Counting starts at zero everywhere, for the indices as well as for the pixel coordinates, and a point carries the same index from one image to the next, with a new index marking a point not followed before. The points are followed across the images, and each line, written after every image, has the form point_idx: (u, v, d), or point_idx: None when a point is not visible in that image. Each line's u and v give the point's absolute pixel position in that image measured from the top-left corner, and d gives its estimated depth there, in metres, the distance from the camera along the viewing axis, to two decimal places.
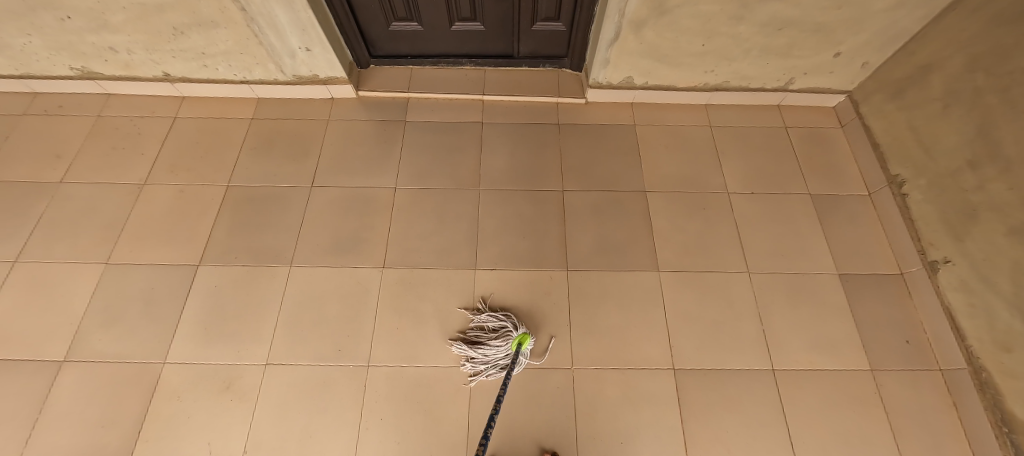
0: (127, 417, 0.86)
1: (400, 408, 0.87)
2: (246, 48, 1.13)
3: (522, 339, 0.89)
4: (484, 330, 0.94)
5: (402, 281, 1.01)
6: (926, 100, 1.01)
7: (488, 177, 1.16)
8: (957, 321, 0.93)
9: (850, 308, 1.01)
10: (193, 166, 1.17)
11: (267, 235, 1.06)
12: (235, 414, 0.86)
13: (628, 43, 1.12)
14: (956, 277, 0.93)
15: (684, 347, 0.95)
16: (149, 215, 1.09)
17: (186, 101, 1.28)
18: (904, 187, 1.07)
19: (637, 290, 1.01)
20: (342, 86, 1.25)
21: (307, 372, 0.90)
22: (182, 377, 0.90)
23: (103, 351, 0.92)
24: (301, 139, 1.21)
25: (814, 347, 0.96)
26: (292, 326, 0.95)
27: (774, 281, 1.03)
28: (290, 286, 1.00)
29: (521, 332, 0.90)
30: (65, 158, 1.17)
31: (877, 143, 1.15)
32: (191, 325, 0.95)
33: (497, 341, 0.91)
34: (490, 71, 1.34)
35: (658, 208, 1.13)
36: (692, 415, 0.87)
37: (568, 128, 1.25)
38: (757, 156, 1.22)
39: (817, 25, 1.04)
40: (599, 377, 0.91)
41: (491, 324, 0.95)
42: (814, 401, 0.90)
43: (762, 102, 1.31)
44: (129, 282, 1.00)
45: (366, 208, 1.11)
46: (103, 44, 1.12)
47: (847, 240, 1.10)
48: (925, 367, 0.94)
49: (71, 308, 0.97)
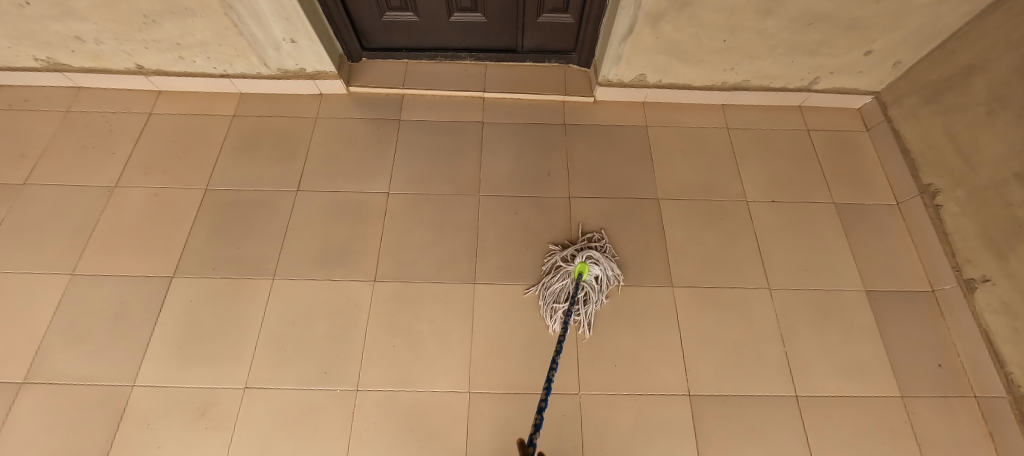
0: (92, 446, 0.78)
1: (393, 437, 0.79)
2: (225, 39, 1.03)
3: (583, 268, 0.90)
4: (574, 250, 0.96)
5: (396, 295, 0.93)
6: (966, 104, 0.93)
7: (490, 182, 1.08)
8: (995, 345, 0.85)
9: (879, 328, 0.93)
10: (170, 167, 1.08)
11: (250, 244, 0.98)
12: (211, 444, 0.78)
13: (643, 38, 1.03)
14: (996, 298, 0.85)
15: (702, 372, 0.87)
16: (121, 221, 1.01)
17: (163, 95, 1.18)
18: (938, 198, 0.99)
19: (651, 308, 0.93)
20: (331, 81, 1.16)
21: (290, 397, 0.82)
22: (154, 402, 0.82)
23: (66, 372, 0.84)
24: (288, 138, 1.12)
25: (842, 371, 0.88)
26: (274, 345, 0.87)
27: (797, 298, 0.96)
28: (273, 300, 0.92)
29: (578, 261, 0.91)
30: (30, 157, 1.07)
31: (907, 149, 1.07)
32: (165, 344, 0.87)
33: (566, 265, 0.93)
34: (491, 66, 1.25)
35: (673, 217, 1.05)
36: (710, 448, 0.80)
37: (576, 129, 1.17)
38: (779, 162, 1.14)
39: (851, 21, 0.95)
40: (610, 405, 0.83)
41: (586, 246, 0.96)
42: (844, 432, 0.82)
43: (783, 103, 1.23)
44: (97, 295, 0.92)
45: (357, 214, 1.02)
46: (69, 33, 1.03)
47: (875, 254, 1.02)
48: (959, 393, 0.86)
49: (33, 324, 0.88)
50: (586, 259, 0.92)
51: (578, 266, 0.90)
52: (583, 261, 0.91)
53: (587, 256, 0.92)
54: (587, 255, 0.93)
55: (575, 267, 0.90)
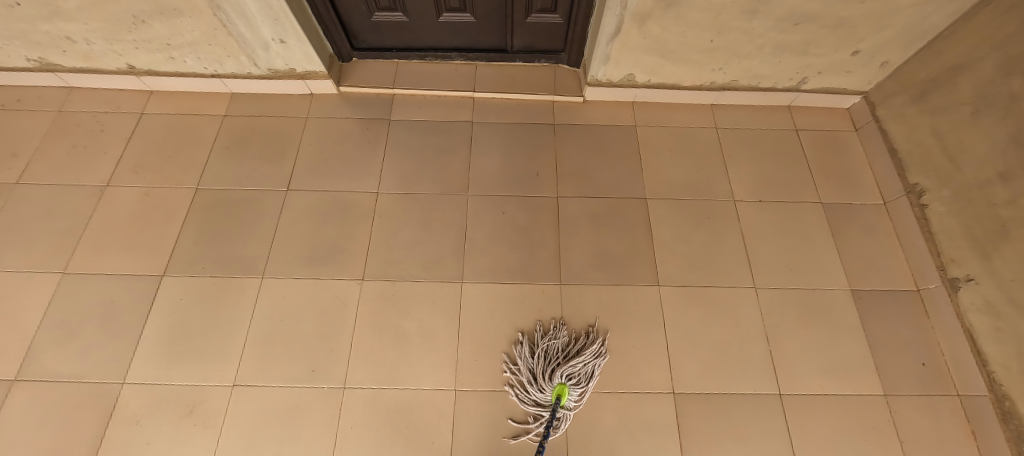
0: (81, 444, 0.79)
1: (378, 434, 0.80)
2: (215, 39, 1.04)
3: (562, 390, 0.82)
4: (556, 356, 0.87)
5: (384, 295, 0.94)
6: (952, 104, 0.93)
7: (478, 182, 1.08)
8: (978, 344, 0.86)
9: (863, 328, 0.94)
10: (160, 167, 1.08)
11: (239, 243, 0.99)
12: (199, 441, 0.79)
13: (630, 38, 1.03)
14: (979, 297, 0.86)
15: (686, 371, 0.88)
16: (112, 220, 1.01)
17: (154, 95, 1.19)
18: (924, 197, 1.00)
19: (638, 307, 0.94)
20: (321, 81, 1.16)
21: (277, 395, 0.83)
22: (142, 399, 0.83)
23: (56, 370, 0.85)
24: (278, 138, 1.13)
25: (825, 370, 0.89)
26: (262, 344, 0.88)
27: (783, 297, 0.96)
28: (261, 300, 0.93)
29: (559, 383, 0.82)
30: (22, 157, 1.08)
31: (895, 149, 1.08)
32: (154, 342, 0.88)
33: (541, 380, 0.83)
34: (481, 66, 1.25)
35: (660, 217, 1.05)
36: (693, 445, 0.81)
37: (565, 129, 1.17)
38: (767, 162, 1.15)
39: (838, 21, 0.96)
40: (595, 403, 0.84)
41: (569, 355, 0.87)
42: (826, 429, 0.83)
43: (772, 103, 1.23)
44: (87, 294, 0.92)
45: (346, 214, 1.03)
46: (59, 33, 1.03)
47: (861, 254, 1.02)
48: (942, 392, 0.87)
49: (24, 322, 0.89)
50: (565, 380, 0.83)
51: (557, 390, 0.82)
52: (563, 383, 0.83)
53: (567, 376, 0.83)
54: (567, 374, 0.84)
55: (554, 389, 0.82)
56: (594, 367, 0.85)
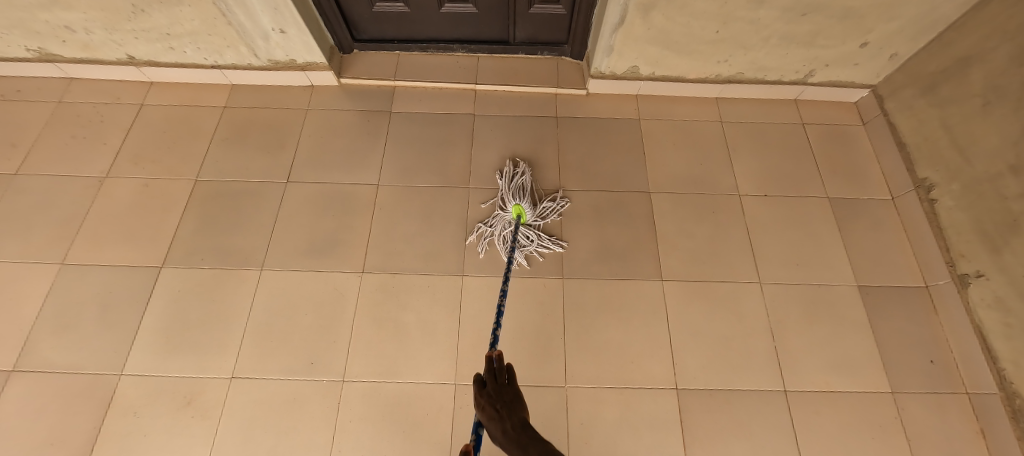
0: (78, 434, 0.78)
1: (377, 427, 0.79)
2: (214, 28, 1.03)
3: (519, 211, 0.96)
4: (514, 190, 1.01)
5: (384, 287, 0.93)
6: (962, 97, 0.91)
7: (479, 174, 1.07)
8: (988, 341, 0.84)
9: (870, 324, 0.92)
10: (159, 158, 1.08)
11: (238, 235, 0.98)
12: (196, 433, 0.78)
13: (634, 28, 1.02)
14: (990, 293, 0.84)
15: (689, 366, 0.86)
16: (111, 211, 1.01)
17: (154, 86, 1.18)
18: (933, 192, 0.98)
19: (640, 301, 0.93)
20: (322, 72, 1.15)
21: (275, 387, 0.82)
22: (140, 390, 0.82)
23: (53, 361, 0.84)
24: (278, 129, 1.12)
25: (831, 366, 0.87)
26: (260, 336, 0.87)
27: (788, 292, 0.95)
28: (259, 291, 0.92)
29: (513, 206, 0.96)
30: (21, 147, 1.08)
31: (903, 143, 1.06)
32: (152, 333, 0.87)
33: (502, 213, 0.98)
34: (483, 58, 1.24)
35: (663, 209, 1.04)
36: (696, 442, 0.79)
37: (567, 121, 1.16)
38: (772, 156, 1.13)
39: (846, 11, 0.94)
40: (596, 398, 0.83)
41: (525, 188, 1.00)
42: (831, 426, 0.82)
43: (778, 96, 1.22)
44: (85, 285, 0.92)
45: (346, 205, 1.02)
46: (59, 22, 1.03)
47: (868, 249, 1.01)
48: (950, 390, 0.85)
49: (20, 313, 0.88)
50: (520, 201, 0.97)
51: (515, 211, 0.96)
52: (518, 204, 0.97)
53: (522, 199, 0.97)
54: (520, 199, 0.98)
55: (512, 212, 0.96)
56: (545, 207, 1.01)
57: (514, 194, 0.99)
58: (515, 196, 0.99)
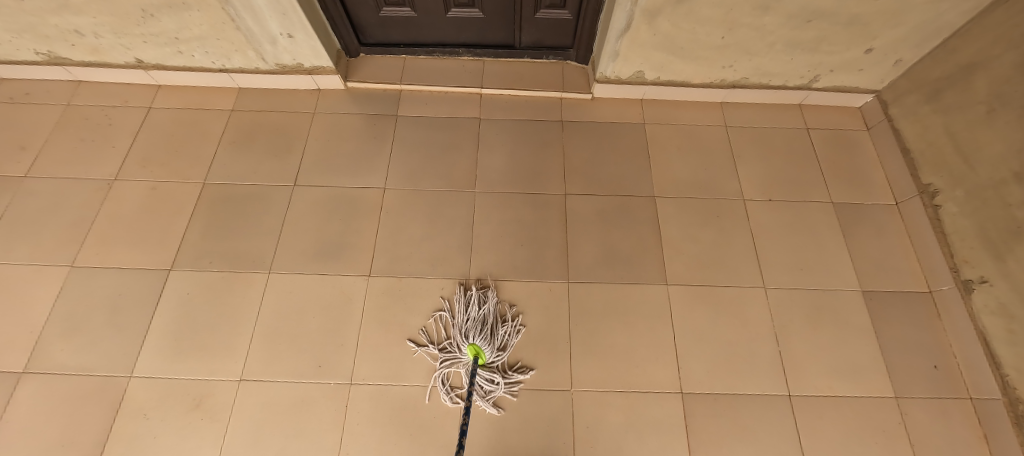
0: (89, 436, 0.79)
1: (384, 430, 0.80)
2: (222, 33, 1.04)
3: (477, 350, 0.85)
4: (468, 324, 0.88)
5: (390, 291, 0.93)
6: (967, 103, 0.91)
7: (485, 178, 1.08)
8: (991, 347, 0.84)
9: (874, 329, 0.92)
10: (167, 161, 1.08)
11: (246, 238, 0.99)
12: (206, 435, 0.79)
13: (640, 34, 1.02)
14: (994, 299, 0.84)
15: (693, 371, 0.87)
16: (119, 213, 1.02)
17: (162, 90, 1.19)
18: (937, 198, 0.98)
19: (645, 306, 0.93)
20: (329, 76, 1.16)
21: (283, 390, 0.83)
22: (150, 393, 0.83)
23: (63, 362, 0.85)
24: (285, 133, 1.13)
25: (835, 371, 0.88)
26: (268, 339, 0.88)
27: (792, 297, 0.95)
28: (267, 294, 0.93)
29: (468, 346, 0.85)
30: (31, 149, 1.09)
31: (907, 149, 1.06)
32: (161, 336, 0.88)
33: (457, 349, 0.87)
34: (489, 62, 1.24)
35: (667, 215, 1.04)
36: (700, 446, 0.80)
37: (572, 126, 1.16)
38: (777, 161, 1.13)
39: (851, 17, 0.94)
40: (602, 401, 0.83)
41: (479, 321, 0.88)
42: (835, 430, 0.82)
43: (783, 101, 1.22)
44: (95, 288, 0.93)
45: (352, 210, 1.03)
46: (68, 27, 1.04)
47: (872, 255, 1.01)
48: (953, 395, 0.85)
49: (30, 315, 0.89)
50: (478, 340, 0.86)
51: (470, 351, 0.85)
52: (473, 344, 0.85)
53: (479, 337, 0.86)
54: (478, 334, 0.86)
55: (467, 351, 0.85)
56: (508, 340, 0.88)
57: (468, 332, 0.87)
58: (469, 333, 0.87)
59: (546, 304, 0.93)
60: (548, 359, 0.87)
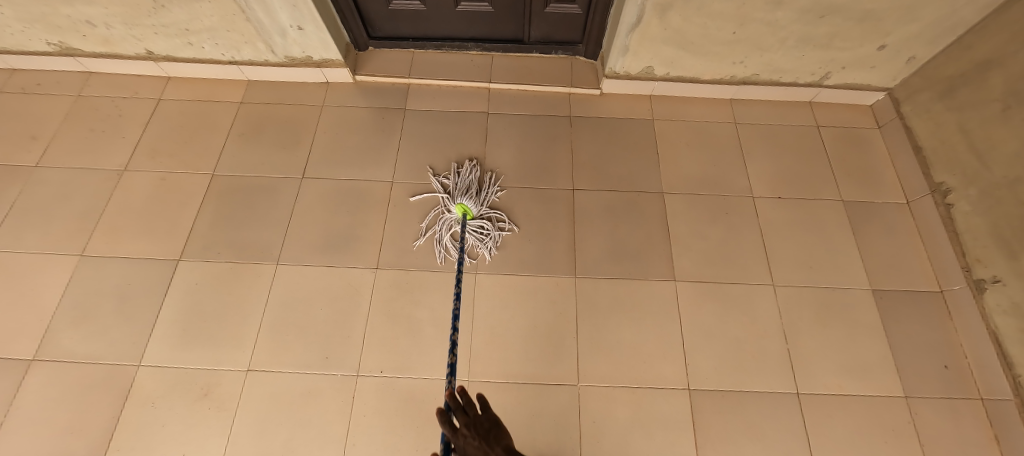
0: (98, 423, 0.79)
1: (391, 421, 0.80)
2: (232, 24, 1.04)
3: (465, 208, 0.97)
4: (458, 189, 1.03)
5: (397, 283, 0.93)
6: (981, 101, 0.90)
7: (493, 172, 1.08)
8: (1004, 347, 0.83)
9: (884, 328, 0.92)
10: (176, 152, 1.09)
11: (254, 230, 0.99)
12: (213, 425, 0.79)
13: (650, 29, 1.02)
14: (1006, 298, 0.83)
15: (701, 367, 0.86)
16: (129, 204, 1.02)
17: (171, 81, 1.20)
18: (949, 197, 0.97)
19: (653, 301, 0.93)
20: (338, 69, 1.16)
21: (291, 381, 0.83)
22: (158, 382, 0.83)
23: (73, 351, 0.85)
24: (294, 125, 1.13)
25: (844, 370, 0.87)
26: (275, 329, 0.88)
27: (801, 295, 0.95)
28: (275, 285, 0.93)
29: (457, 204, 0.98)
30: (41, 140, 1.09)
31: (919, 147, 1.05)
32: (169, 326, 0.88)
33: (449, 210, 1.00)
34: (497, 57, 1.24)
35: (676, 210, 1.04)
36: (708, 443, 0.80)
37: (581, 121, 1.16)
38: (786, 158, 1.13)
39: (864, 13, 0.93)
40: (609, 397, 0.83)
41: (466, 186, 1.03)
42: (844, 428, 0.82)
43: (793, 98, 1.21)
44: (104, 277, 0.93)
45: (360, 201, 1.03)
46: (80, 17, 1.04)
47: (883, 254, 1.00)
48: (965, 395, 0.84)
49: (41, 302, 0.90)
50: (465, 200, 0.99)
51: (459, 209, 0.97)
52: (461, 202, 0.98)
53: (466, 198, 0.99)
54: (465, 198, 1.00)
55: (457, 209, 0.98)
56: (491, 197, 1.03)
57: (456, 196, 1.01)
58: (458, 195, 1.01)
59: (553, 298, 0.92)
60: (554, 352, 0.87)
